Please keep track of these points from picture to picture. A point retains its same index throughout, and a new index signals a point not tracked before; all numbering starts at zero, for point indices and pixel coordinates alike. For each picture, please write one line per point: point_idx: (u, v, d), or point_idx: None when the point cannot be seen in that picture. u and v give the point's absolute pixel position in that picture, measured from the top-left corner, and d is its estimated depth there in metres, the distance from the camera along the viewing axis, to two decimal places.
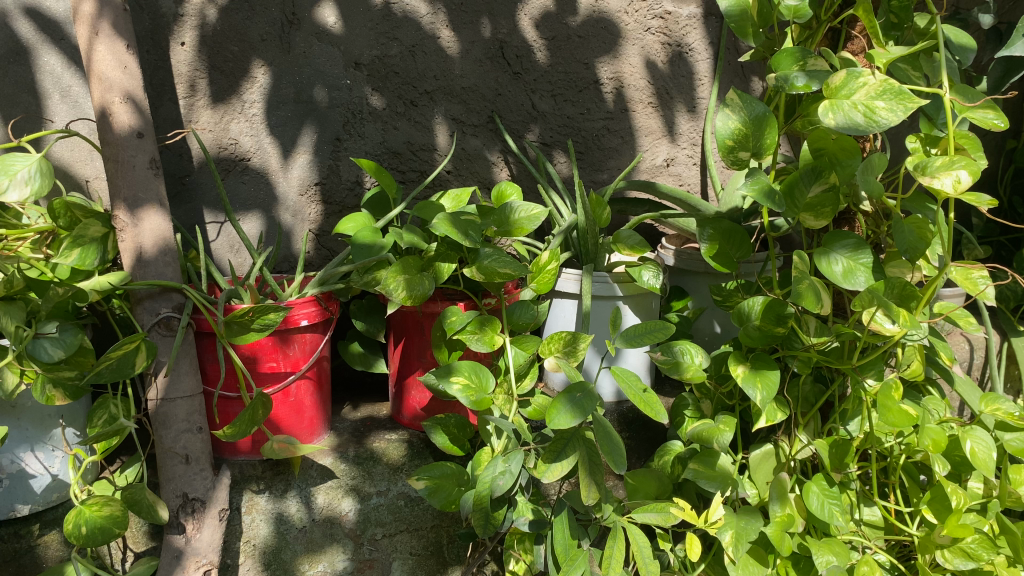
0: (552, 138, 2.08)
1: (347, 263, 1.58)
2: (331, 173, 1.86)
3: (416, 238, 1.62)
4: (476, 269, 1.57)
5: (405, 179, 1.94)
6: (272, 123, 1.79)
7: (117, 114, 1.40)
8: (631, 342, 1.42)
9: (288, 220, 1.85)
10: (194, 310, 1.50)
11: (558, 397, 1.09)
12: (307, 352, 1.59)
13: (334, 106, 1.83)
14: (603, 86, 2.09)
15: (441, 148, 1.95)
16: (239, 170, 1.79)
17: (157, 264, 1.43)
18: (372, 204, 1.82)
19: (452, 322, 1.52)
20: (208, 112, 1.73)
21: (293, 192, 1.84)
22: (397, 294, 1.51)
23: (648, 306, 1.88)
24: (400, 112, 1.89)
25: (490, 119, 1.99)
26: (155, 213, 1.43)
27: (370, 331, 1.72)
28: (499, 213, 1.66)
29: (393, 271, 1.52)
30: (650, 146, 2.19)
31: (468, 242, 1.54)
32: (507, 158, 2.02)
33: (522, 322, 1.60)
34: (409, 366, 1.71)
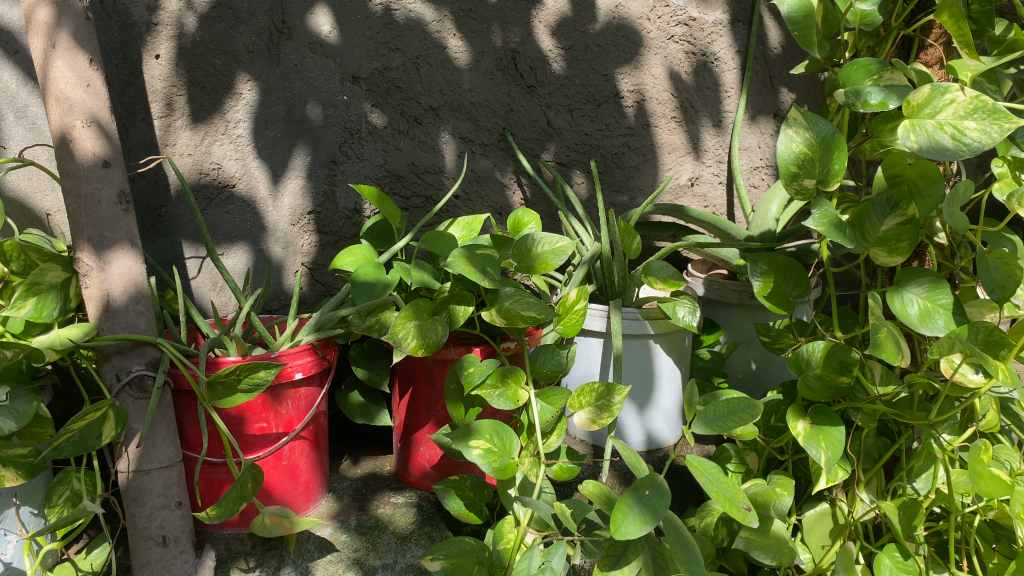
0: (569, 158, 1.89)
1: (347, 307, 1.38)
2: (327, 200, 1.66)
3: (426, 275, 1.43)
4: (495, 312, 1.37)
5: (408, 206, 1.75)
6: (259, 145, 1.59)
7: (80, 140, 1.19)
8: (712, 428, 1.16)
9: (278, 254, 1.65)
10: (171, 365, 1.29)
11: (625, 496, 1.00)
12: (302, 409, 1.39)
13: (329, 125, 1.63)
14: (624, 100, 1.90)
15: (448, 171, 1.76)
16: (223, 198, 1.58)
17: (127, 314, 1.22)
18: (372, 234, 1.62)
19: (472, 375, 1.33)
20: (187, 134, 1.53)
21: (284, 221, 1.64)
22: (407, 344, 1.31)
23: (680, 343, 1.69)
24: (403, 131, 1.70)
25: (502, 137, 1.79)
26: (125, 256, 1.23)
27: (372, 380, 1.52)
28: (519, 245, 1.45)
29: (404, 317, 1.32)
30: (674, 164, 2.00)
31: (487, 283, 1.34)
32: (520, 180, 1.83)
33: (547, 370, 1.41)
34: (416, 420, 1.51)
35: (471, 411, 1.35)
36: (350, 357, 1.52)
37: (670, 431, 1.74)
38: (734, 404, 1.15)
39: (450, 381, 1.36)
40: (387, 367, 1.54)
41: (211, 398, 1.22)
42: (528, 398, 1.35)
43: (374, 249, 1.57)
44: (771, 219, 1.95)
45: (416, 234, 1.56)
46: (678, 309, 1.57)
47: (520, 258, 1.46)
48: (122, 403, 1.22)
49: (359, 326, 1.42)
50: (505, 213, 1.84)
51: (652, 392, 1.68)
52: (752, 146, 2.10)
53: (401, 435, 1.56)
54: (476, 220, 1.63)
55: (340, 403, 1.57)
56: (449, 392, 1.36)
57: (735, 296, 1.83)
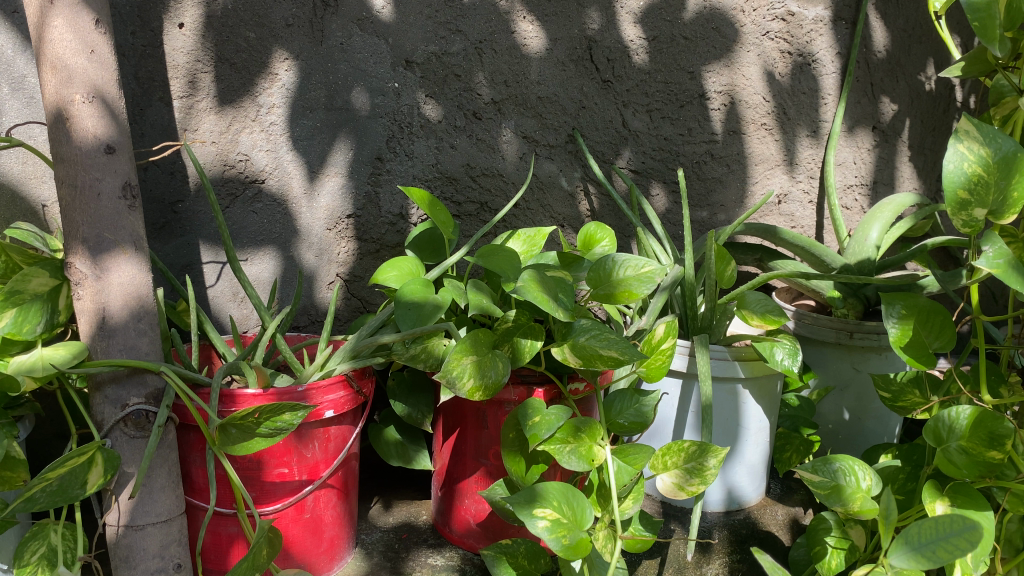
0: (645, 165, 1.64)
1: (390, 333, 1.17)
2: (368, 202, 1.43)
3: (485, 300, 1.19)
4: (569, 350, 1.12)
5: (459, 213, 1.51)
6: (296, 135, 1.36)
7: (81, 118, 0.97)
8: (919, 559, 0.99)
9: (310, 262, 1.42)
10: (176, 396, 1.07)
11: None
12: (331, 453, 1.17)
13: (377, 115, 1.40)
14: (710, 101, 1.66)
15: (507, 175, 1.52)
16: (250, 195, 1.36)
17: (126, 334, 1.00)
18: (419, 244, 1.39)
19: (538, 427, 1.08)
20: (212, 118, 1.30)
21: (319, 225, 1.41)
22: (462, 385, 1.07)
23: (771, 389, 1.44)
24: (459, 127, 1.46)
25: (571, 138, 1.55)
26: (128, 263, 1.01)
27: (413, 419, 1.29)
28: (597, 268, 1.21)
29: (459, 351, 1.07)
30: (761, 177, 1.75)
31: (560, 314, 1.09)
32: (587, 188, 1.58)
33: (625, 422, 1.18)
34: (462, 467, 1.28)
35: (534, 469, 1.12)
36: (389, 388, 1.29)
37: (754, 489, 1.50)
38: (948, 524, 0.98)
39: (508, 429, 1.13)
40: (429, 401, 1.30)
41: (223, 443, 0.99)
42: (604, 456, 1.11)
43: (422, 264, 1.34)
44: (872, 246, 1.65)
45: (470, 247, 1.32)
46: (776, 350, 1.33)
47: (597, 285, 1.21)
48: (114, 442, 1.00)
49: (403, 355, 1.20)
50: (570, 225, 1.60)
51: (735, 445, 1.44)
52: (848, 160, 1.84)
53: (442, 482, 1.33)
54: (540, 233, 1.39)
55: (374, 443, 1.34)
56: (507, 441, 1.13)
57: (831, 334, 1.57)
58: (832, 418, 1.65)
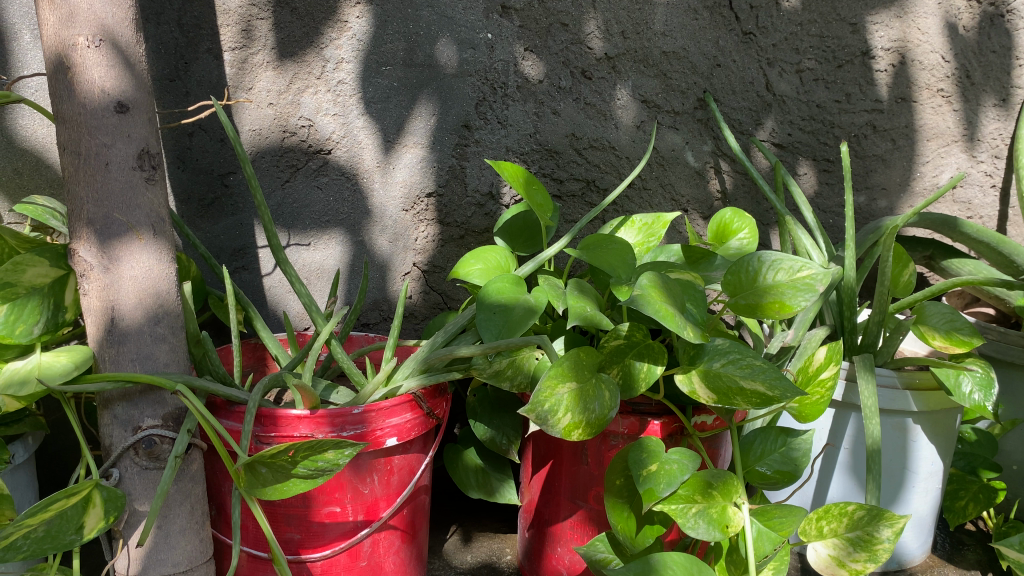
0: (790, 139, 1.35)
1: (469, 345, 0.93)
2: (453, 178, 1.19)
3: (590, 307, 0.93)
4: (699, 379, 0.86)
5: (561, 193, 1.25)
6: (369, 97, 1.13)
7: (86, 67, 0.77)
8: None
9: (384, 248, 1.20)
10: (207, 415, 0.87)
11: None
12: (394, 489, 0.96)
13: (465, 74, 1.16)
14: (876, 60, 1.35)
15: (620, 147, 1.25)
16: (314, 168, 1.13)
17: (140, 340, 0.80)
18: (510, 230, 1.16)
19: (655, 480, 0.83)
20: (270, 75, 1.08)
21: (394, 205, 1.18)
22: (558, 421, 0.81)
23: (949, 425, 1.14)
24: (565, 88, 1.20)
25: (701, 103, 1.27)
26: (144, 250, 0.80)
27: (496, 445, 1.06)
28: (738, 269, 0.93)
29: (554, 377, 0.82)
30: (935, 156, 1.42)
31: (690, 334, 0.81)
32: (718, 164, 1.31)
33: (770, 472, 0.93)
34: (555, 508, 1.05)
35: (647, 530, 0.87)
36: (469, 407, 1.07)
37: (918, 545, 1.20)
38: None
39: (614, 474, 0.89)
40: (518, 424, 1.07)
41: (251, 485, 0.78)
42: (743, 522, 0.83)
43: (511, 257, 1.12)
44: None
45: (572, 236, 1.06)
46: (964, 380, 1.03)
47: (736, 292, 0.93)
48: (123, 474, 0.81)
49: (485, 371, 0.97)
50: (696, 210, 1.32)
51: (899, 494, 1.14)
52: None
53: (530, 521, 1.10)
54: (660, 220, 1.13)
55: (451, 471, 1.12)
56: (614, 490, 0.88)
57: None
58: (1018, 458, 1.33)
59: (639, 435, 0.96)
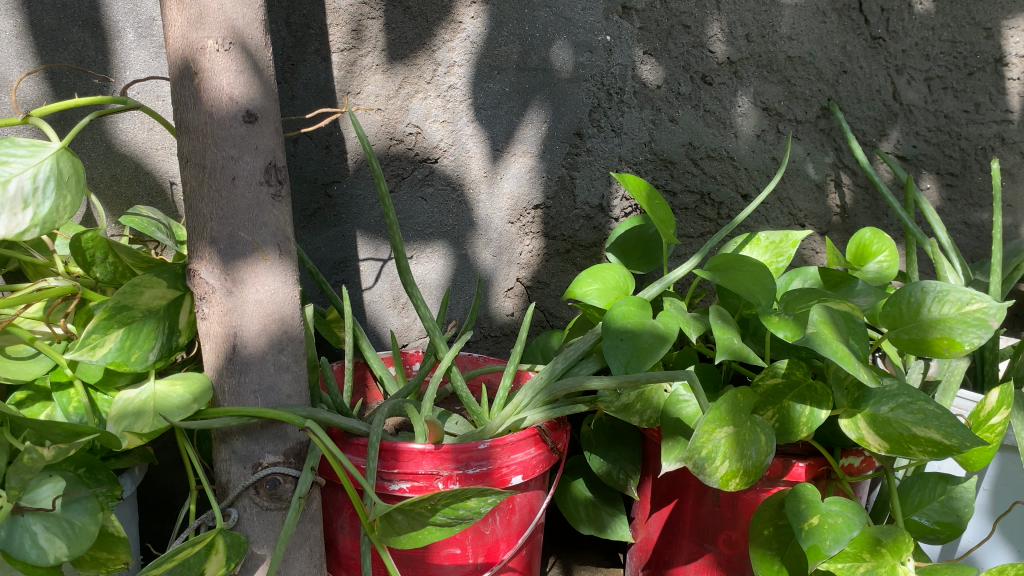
0: (916, 151, 1.26)
1: (602, 377, 0.85)
2: (561, 189, 1.12)
3: (737, 338, 0.85)
4: (867, 425, 0.79)
5: (674, 206, 1.18)
6: (479, 103, 1.06)
7: (214, 72, 0.70)
8: None
9: (487, 262, 1.13)
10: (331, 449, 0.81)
11: None
12: (516, 529, 0.89)
13: (580, 79, 1.08)
14: (1009, 68, 1.24)
15: (739, 158, 1.17)
16: (420, 178, 1.06)
17: (263, 369, 0.74)
18: (624, 246, 1.09)
19: (819, 536, 0.75)
20: (379, 78, 1.01)
21: (500, 216, 1.11)
22: (715, 469, 0.75)
23: None
24: (683, 95, 1.13)
25: (825, 112, 1.18)
26: (269, 272, 0.74)
27: (614, 480, 0.98)
28: (896, 301, 0.87)
29: (712, 420, 0.75)
30: None
31: (866, 376, 0.74)
32: (839, 177, 1.22)
33: (931, 524, 0.85)
34: (678, 551, 0.98)
35: None
36: (585, 437, 1.00)
37: None
38: None
39: (761, 524, 0.82)
40: (637, 458, 0.99)
41: (384, 534, 0.71)
42: None
43: (629, 276, 1.04)
44: None
45: (701, 256, 0.99)
46: None
47: (896, 325, 0.87)
48: (240, 515, 0.75)
49: (613, 405, 0.90)
50: (814, 225, 1.24)
51: None
52: None
53: (646, 561, 1.03)
54: (789, 238, 1.06)
55: (560, 502, 1.05)
56: (761, 541, 0.82)
57: None
58: None
59: (781, 477, 0.87)
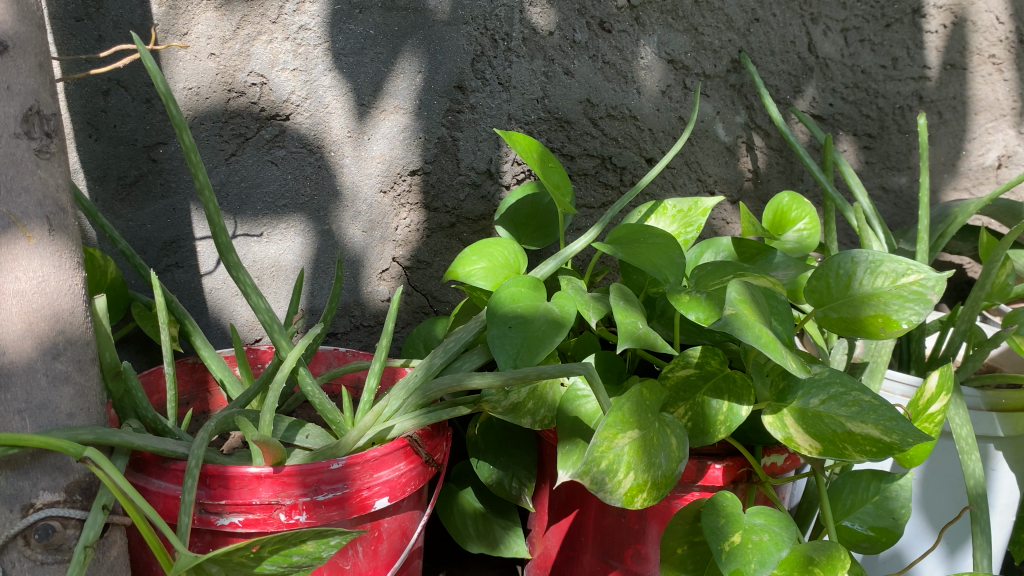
0: (832, 109, 1.15)
1: (485, 373, 0.70)
2: (442, 153, 0.95)
3: (641, 322, 0.72)
4: (794, 422, 0.67)
5: (572, 171, 1.03)
6: (339, 48, 0.89)
7: None
8: None
9: (356, 239, 0.95)
10: (146, 478, 0.65)
11: None
12: (384, 561, 0.73)
13: (459, 21, 0.92)
14: (927, 19, 1.17)
15: (642, 118, 1.04)
16: (269, 139, 0.89)
17: (31, 383, 0.56)
18: (516, 218, 0.94)
19: (742, 558, 0.62)
20: (211, 16, 0.83)
21: (370, 185, 0.94)
22: (618, 485, 0.61)
23: None
24: (579, 43, 0.98)
25: (736, 65, 1.06)
26: (34, 254, 0.56)
27: (504, 491, 0.85)
28: (823, 273, 0.74)
29: (613, 424, 0.61)
30: (983, 133, 1.27)
31: (793, 366, 0.61)
32: (751, 139, 1.11)
33: (865, 530, 0.74)
34: (579, 568, 0.85)
35: None
36: (471, 442, 0.86)
37: None
38: None
39: (675, 541, 0.69)
40: (531, 463, 0.86)
41: None
42: None
43: (520, 253, 0.89)
44: None
45: (602, 228, 0.85)
46: None
47: (823, 302, 0.74)
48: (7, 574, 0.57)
49: (500, 406, 0.74)
50: (726, 192, 1.13)
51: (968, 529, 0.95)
52: None
53: None
54: (698, 206, 0.94)
55: (443, 518, 0.91)
56: (674, 562, 0.69)
57: None
58: None
59: (695, 482, 0.75)
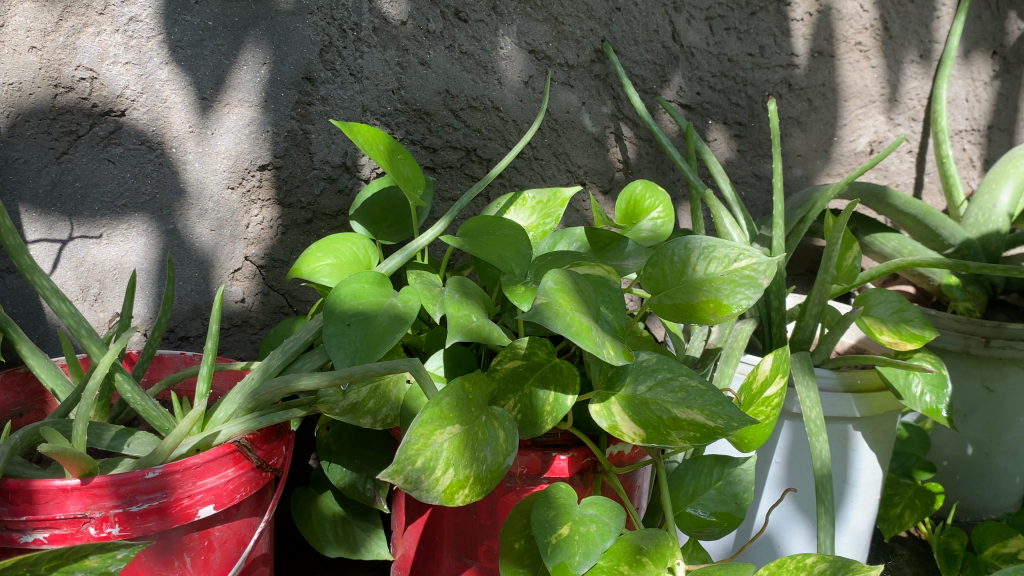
0: (699, 98, 1.15)
1: (313, 374, 0.68)
2: (293, 146, 0.93)
3: (476, 315, 0.70)
4: (620, 410, 0.66)
5: (435, 163, 1.01)
6: (175, 40, 0.85)
7: None
8: None
9: (204, 238, 0.92)
10: None
11: None
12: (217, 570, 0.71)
13: (304, 11, 0.89)
14: (792, 8, 1.18)
15: (505, 109, 1.03)
16: (104, 136, 0.85)
17: None
18: (372, 212, 0.91)
19: (568, 550, 0.61)
20: (29, 7, 0.79)
21: (217, 181, 0.91)
22: (438, 485, 0.59)
23: (890, 429, 0.98)
24: (433, 33, 0.96)
25: (599, 55, 1.06)
26: None
27: (358, 492, 0.83)
28: (658, 258, 0.74)
29: (430, 421, 0.59)
30: (853, 119, 1.30)
31: (610, 354, 0.61)
32: (619, 129, 1.12)
33: (708, 516, 0.73)
34: (436, 567, 0.83)
35: None
36: (323, 444, 0.83)
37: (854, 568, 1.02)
38: None
39: (512, 535, 0.68)
40: (386, 463, 0.84)
41: None
42: None
43: (371, 248, 0.86)
44: (1001, 214, 1.26)
45: (451, 219, 0.83)
46: (913, 380, 0.89)
47: (659, 289, 0.74)
48: None
49: (337, 407, 0.72)
50: (596, 182, 1.13)
51: (837, 512, 0.98)
52: (959, 97, 1.40)
53: None
54: (557, 197, 0.93)
55: (301, 526, 0.88)
56: (512, 557, 0.67)
57: (958, 342, 1.15)
58: (948, 453, 1.25)
59: (542, 475, 0.74)
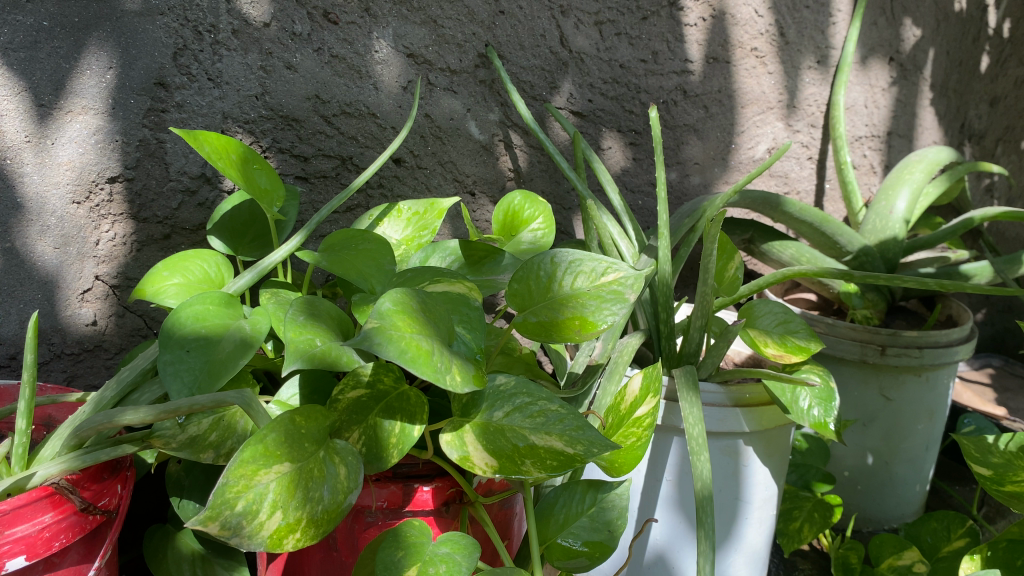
0: (591, 105, 1.12)
1: (139, 408, 0.61)
2: (146, 156, 0.86)
3: (321, 338, 0.62)
4: (473, 439, 0.61)
5: (308, 173, 0.97)
6: (5, 41, 0.76)
7: None
8: None
9: (47, 257, 0.84)
10: None
11: None
12: None
13: (154, 12, 0.82)
14: (685, 12, 1.15)
15: (383, 115, 0.99)
16: None
17: None
18: (232, 227, 0.85)
19: None
20: None
21: (60, 195, 0.83)
22: (263, 531, 0.52)
23: (783, 444, 0.96)
24: (300, 35, 0.91)
25: (483, 60, 1.02)
26: None
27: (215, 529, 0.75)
28: (524, 274, 0.70)
29: (252, 459, 0.53)
30: (751, 125, 1.29)
31: (455, 382, 0.55)
32: (508, 137, 1.09)
33: (579, 546, 0.69)
34: None
35: None
36: (174, 480, 0.76)
37: None
38: None
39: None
40: None
41: None
42: None
43: (226, 265, 0.81)
44: (898, 220, 1.25)
45: (309, 234, 0.77)
46: (801, 394, 0.85)
47: (524, 307, 0.69)
48: None
49: (173, 442, 0.66)
50: (485, 192, 1.09)
51: (734, 531, 0.95)
52: (856, 103, 1.41)
53: None
54: (434, 207, 0.89)
55: (155, 567, 0.80)
56: None
57: (854, 350, 1.13)
58: (848, 463, 1.24)
59: (404, 509, 0.70)
